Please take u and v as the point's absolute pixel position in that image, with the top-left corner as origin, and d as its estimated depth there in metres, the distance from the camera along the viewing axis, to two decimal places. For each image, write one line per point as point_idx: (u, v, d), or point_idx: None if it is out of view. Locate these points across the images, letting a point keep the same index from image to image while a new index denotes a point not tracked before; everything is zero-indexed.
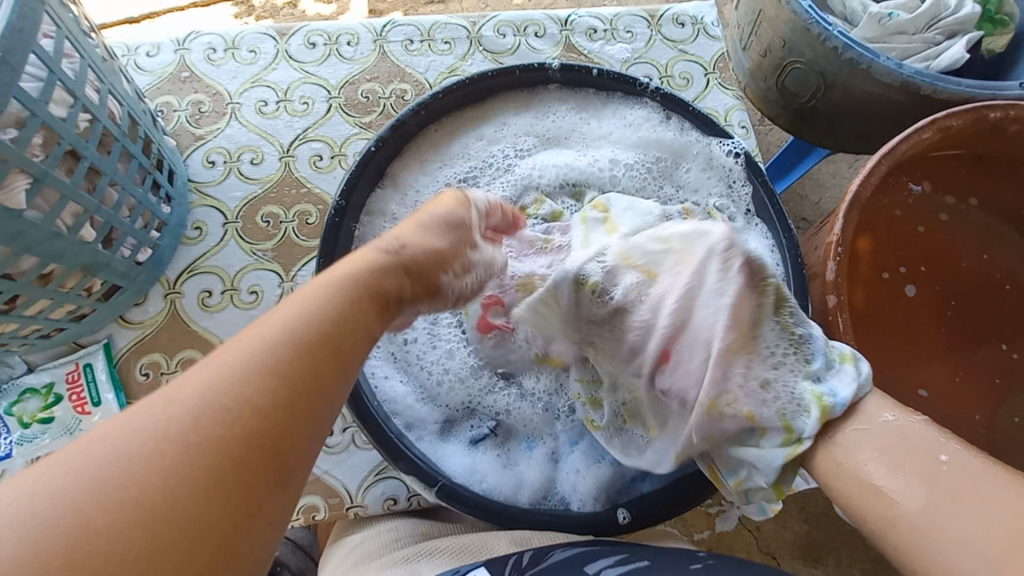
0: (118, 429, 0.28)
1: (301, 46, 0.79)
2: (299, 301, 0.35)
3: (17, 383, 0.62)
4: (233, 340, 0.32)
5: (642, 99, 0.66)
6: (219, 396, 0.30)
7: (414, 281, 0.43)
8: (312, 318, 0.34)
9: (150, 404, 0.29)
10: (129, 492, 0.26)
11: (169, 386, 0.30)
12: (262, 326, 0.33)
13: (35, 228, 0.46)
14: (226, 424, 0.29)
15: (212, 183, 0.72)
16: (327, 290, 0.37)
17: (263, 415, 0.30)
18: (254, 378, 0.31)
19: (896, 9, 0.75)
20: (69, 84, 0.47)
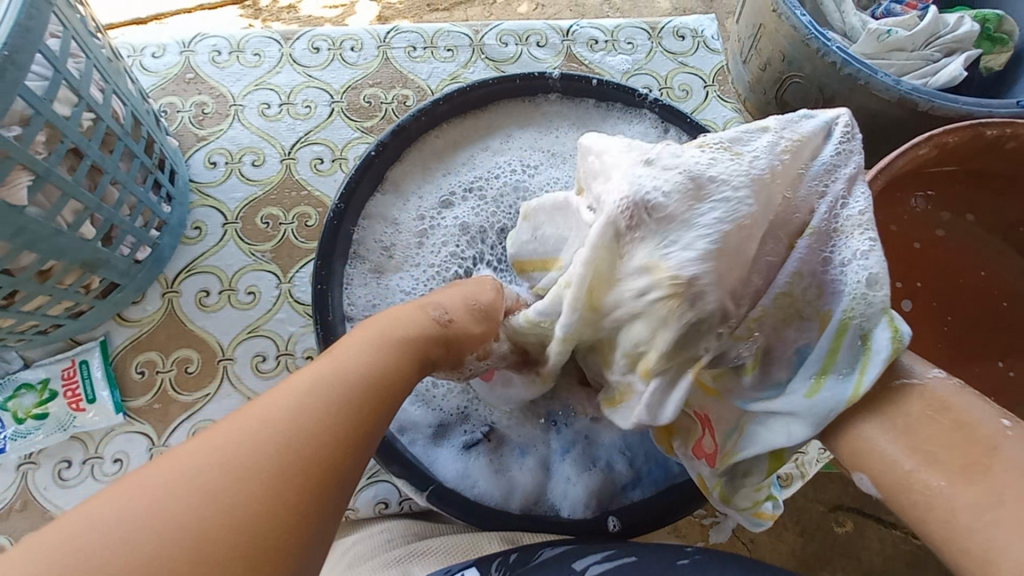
0: (196, 449, 0.31)
1: (306, 50, 0.80)
2: (359, 347, 0.39)
3: (12, 378, 0.63)
4: (302, 374, 0.36)
5: (641, 111, 0.67)
6: (271, 432, 0.32)
7: (452, 352, 0.46)
8: (358, 372, 0.37)
9: (225, 428, 0.32)
10: (184, 513, 0.28)
11: (243, 413, 0.33)
12: (328, 363, 0.37)
13: (35, 225, 0.47)
14: (288, 448, 0.32)
15: (213, 183, 0.72)
16: (384, 337, 0.41)
17: (308, 454, 0.32)
18: (317, 407, 0.34)
19: (894, 26, 0.76)
20: (75, 83, 0.47)
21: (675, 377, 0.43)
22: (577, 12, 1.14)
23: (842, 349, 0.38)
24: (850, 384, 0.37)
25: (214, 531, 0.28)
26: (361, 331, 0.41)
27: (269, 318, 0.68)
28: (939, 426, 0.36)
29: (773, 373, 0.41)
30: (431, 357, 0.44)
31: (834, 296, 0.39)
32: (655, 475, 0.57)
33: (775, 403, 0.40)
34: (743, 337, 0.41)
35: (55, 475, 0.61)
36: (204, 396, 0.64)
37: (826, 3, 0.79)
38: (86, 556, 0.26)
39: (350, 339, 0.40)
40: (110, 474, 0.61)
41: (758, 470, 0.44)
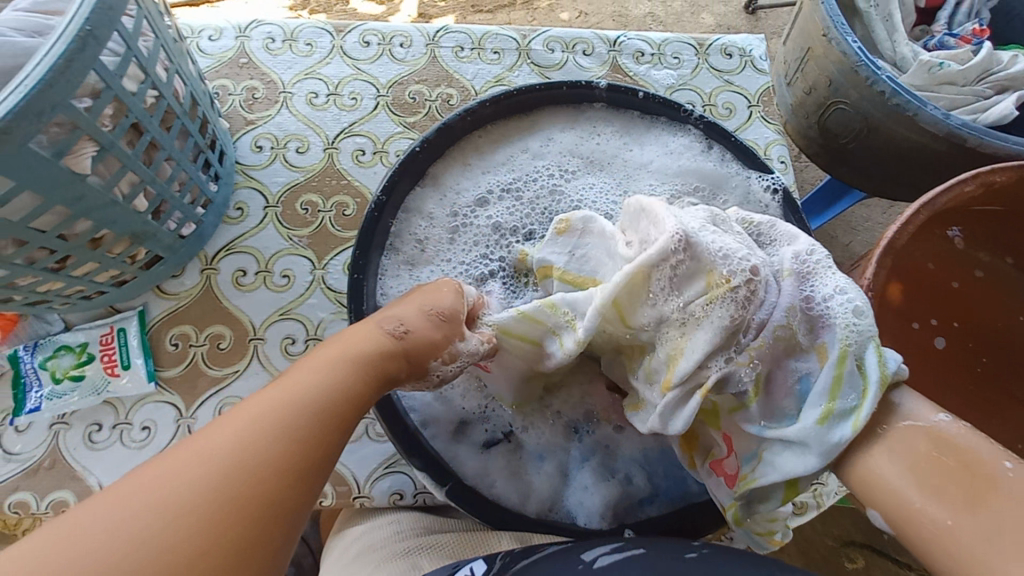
0: (171, 465, 0.33)
1: (357, 44, 0.81)
2: (331, 365, 0.41)
3: (53, 339, 0.65)
4: (277, 390, 0.38)
5: (685, 126, 0.67)
6: (242, 447, 0.34)
7: (410, 366, 0.46)
8: (329, 389, 0.39)
9: (201, 442, 0.34)
10: (159, 526, 0.30)
11: (219, 428, 0.35)
12: (303, 381, 0.39)
13: (93, 194, 0.48)
14: (259, 465, 0.34)
15: (257, 166, 0.74)
16: (357, 356, 0.42)
17: (276, 468, 0.34)
18: (288, 426, 0.36)
19: (947, 59, 0.75)
20: (143, 61, 0.49)
21: (687, 395, 0.44)
22: (620, 23, 1.14)
23: (844, 378, 0.40)
24: (849, 417, 0.40)
25: (186, 542, 0.30)
26: (336, 348, 0.43)
27: (301, 303, 0.69)
28: (942, 466, 0.37)
29: (777, 403, 0.43)
30: (392, 376, 0.44)
31: (826, 329, 0.42)
32: (672, 492, 0.57)
33: (788, 432, 0.41)
34: (746, 361, 0.41)
35: (86, 437, 0.63)
36: (233, 372, 0.66)
37: (878, 31, 0.78)
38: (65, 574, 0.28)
39: (324, 356, 0.42)
40: (138, 441, 0.63)
41: (773, 497, 0.45)
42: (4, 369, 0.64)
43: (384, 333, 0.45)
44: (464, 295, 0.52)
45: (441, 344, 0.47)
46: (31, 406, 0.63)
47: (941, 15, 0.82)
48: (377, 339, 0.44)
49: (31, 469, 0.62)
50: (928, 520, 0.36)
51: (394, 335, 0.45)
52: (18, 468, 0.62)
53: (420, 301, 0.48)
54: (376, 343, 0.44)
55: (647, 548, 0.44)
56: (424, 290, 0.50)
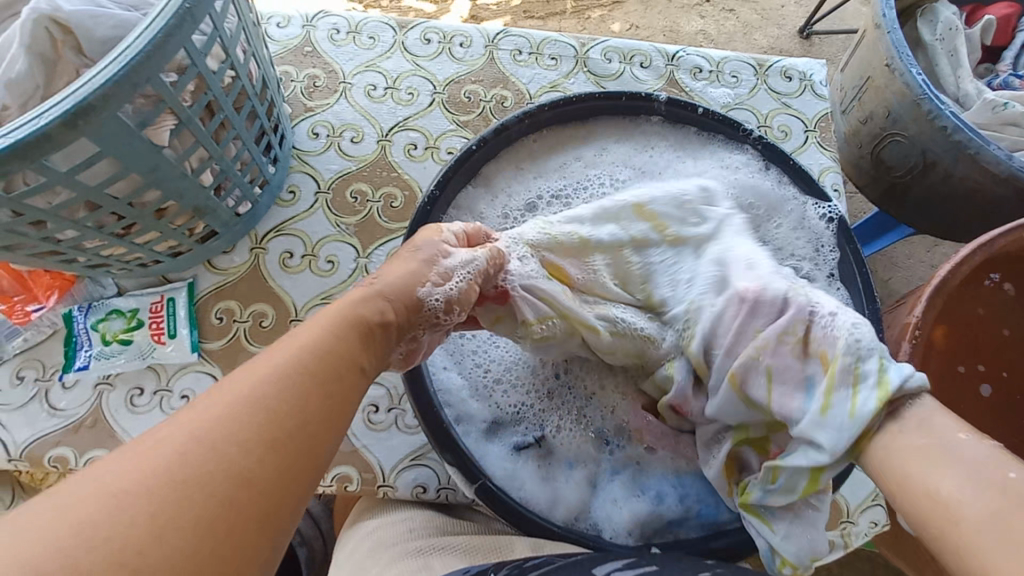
0: (175, 432, 0.32)
1: (418, 41, 0.83)
2: (327, 328, 0.42)
3: (106, 302, 0.67)
4: (275, 356, 0.38)
5: (743, 146, 0.66)
6: (221, 415, 0.34)
7: (398, 313, 0.47)
8: (328, 355, 0.40)
9: (203, 409, 0.34)
10: (133, 495, 0.29)
11: (219, 394, 0.35)
12: (301, 346, 0.39)
13: (167, 166, 0.50)
14: (265, 429, 0.34)
15: (313, 152, 0.76)
16: (349, 315, 0.43)
17: (281, 432, 0.35)
18: (291, 391, 0.37)
19: (1013, 100, 0.72)
20: (227, 42, 0.51)
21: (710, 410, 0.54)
22: (671, 38, 1.14)
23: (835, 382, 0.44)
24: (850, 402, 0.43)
25: (196, 503, 0.30)
26: (328, 312, 0.43)
27: (343, 289, 0.70)
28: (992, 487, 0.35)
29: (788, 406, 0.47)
30: (380, 334, 0.45)
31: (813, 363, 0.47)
32: (702, 515, 0.56)
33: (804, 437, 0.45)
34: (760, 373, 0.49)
35: (127, 400, 0.65)
36: None
37: (942, 64, 0.77)
38: (72, 540, 0.27)
39: (318, 320, 0.42)
40: (176, 408, 0.65)
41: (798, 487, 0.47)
42: (58, 326, 0.67)
43: (367, 298, 0.45)
44: (453, 232, 0.53)
45: (427, 270, 0.49)
46: (79, 364, 0.66)
47: (1008, 54, 0.79)
48: (354, 298, 0.45)
49: (73, 426, 0.64)
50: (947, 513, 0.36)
51: (378, 297, 0.46)
52: (60, 423, 0.64)
53: (403, 264, 0.49)
54: (359, 306, 0.44)
55: (658, 567, 0.44)
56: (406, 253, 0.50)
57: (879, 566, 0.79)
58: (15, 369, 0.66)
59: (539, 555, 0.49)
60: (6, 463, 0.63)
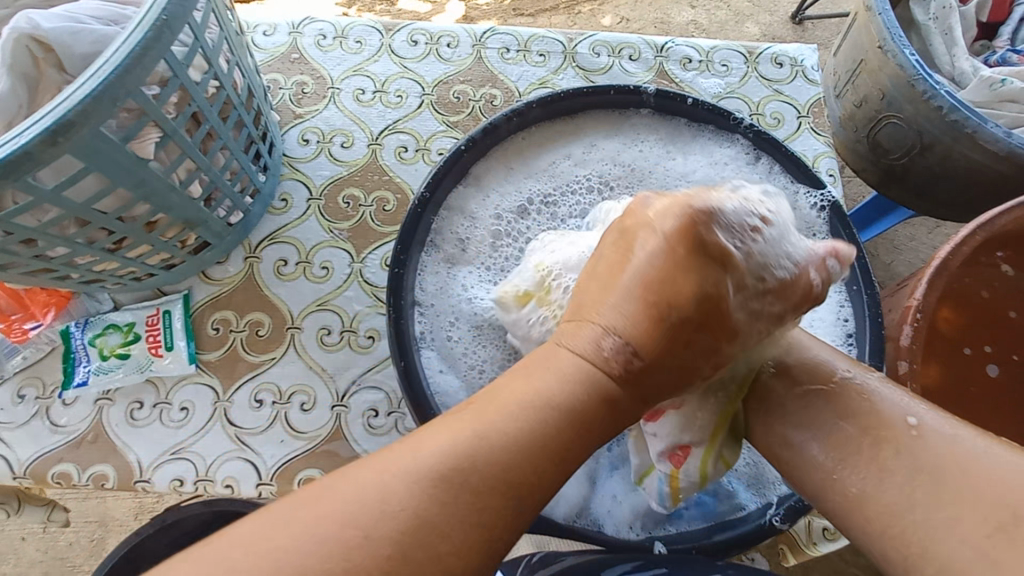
0: (387, 484, 0.31)
1: (404, 43, 0.82)
2: (551, 394, 0.35)
3: (102, 317, 0.67)
4: (492, 430, 0.34)
5: (733, 135, 0.66)
6: (432, 511, 0.31)
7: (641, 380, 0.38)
8: (543, 439, 0.34)
9: (420, 467, 0.32)
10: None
11: (437, 451, 0.32)
12: (528, 426, 0.34)
13: (155, 178, 0.50)
14: (469, 519, 0.31)
15: (304, 159, 0.76)
16: (576, 383, 0.36)
17: (471, 535, 0.31)
18: (500, 486, 0.32)
19: (1011, 76, 0.71)
20: (209, 53, 0.51)
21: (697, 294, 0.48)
22: (662, 29, 1.13)
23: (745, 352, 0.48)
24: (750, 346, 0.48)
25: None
26: (555, 366, 0.37)
27: (338, 294, 0.70)
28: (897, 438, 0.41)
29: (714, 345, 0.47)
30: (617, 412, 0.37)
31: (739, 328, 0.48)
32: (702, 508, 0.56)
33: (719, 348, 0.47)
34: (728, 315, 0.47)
35: (127, 414, 0.65)
36: (270, 359, 0.67)
37: (936, 44, 0.76)
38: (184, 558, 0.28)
39: (547, 377, 0.36)
40: (176, 421, 0.65)
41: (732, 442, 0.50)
42: (56, 343, 0.67)
43: (632, 360, 0.38)
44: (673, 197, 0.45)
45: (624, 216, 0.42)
46: (79, 380, 0.66)
47: (1004, 30, 0.78)
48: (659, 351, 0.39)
49: (75, 442, 0.64)
50: (838, 485, 0.41)
51: (643, 352, 0.38)
52: (63, 439, 0.64)
53: (642, 292, 0.39)
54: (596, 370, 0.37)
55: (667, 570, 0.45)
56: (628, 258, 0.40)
57: None
58: (16, 388, 0.66)
59: (543, 553, 0.51)
60: (12, 481, 0.64)
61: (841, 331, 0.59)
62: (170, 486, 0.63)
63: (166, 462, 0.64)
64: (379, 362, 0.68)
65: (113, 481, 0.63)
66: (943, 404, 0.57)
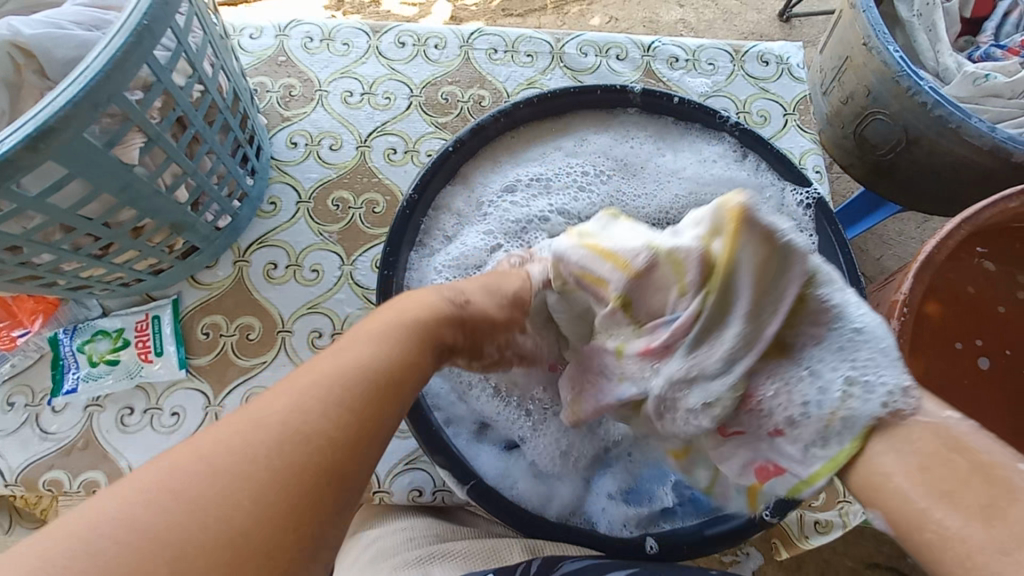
0: (210, 452, 0.31)
1: (392, 44, 0.82)
2: (377, 340, 0.40)
3: (91, 324, 0.67)
4: (316, 371, 0.36)
5: (720, 133, 0.66)
6: (271, 455, 0.31)
7: (471, 331, 0.48)
8: (373, 363, 0.38)
9: (248, 422, 0.32)
10: (215, 503, 0.29)
11: (262, 404, 0.34)
12: (356, 359, 0.38)
13: (140, 183, 0.50)
14: (308, 437, 0.32)
15: (292, 162, 0.75)
16: (400, 334, 0.42)
17: (318, 442, 0.33)
18: (335, 407, 0.34)
19: (994, 71, 0.72)
20: (192, 56, 0.51)
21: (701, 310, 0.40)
22: (651, 29, 1.14)
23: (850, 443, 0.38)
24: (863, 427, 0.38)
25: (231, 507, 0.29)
26: (379, 320, 0.42)
27: (329, 297, 0.70)
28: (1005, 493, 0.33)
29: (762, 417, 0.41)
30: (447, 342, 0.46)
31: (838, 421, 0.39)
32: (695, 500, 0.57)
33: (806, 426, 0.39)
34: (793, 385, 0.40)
35: (118, 420, 0.65)
36: (261, 363, 0.67)
37: (921, 40, 0.76)
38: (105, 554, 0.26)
39: (375, 326, 0.42)
40: (167, 426, 0.65)
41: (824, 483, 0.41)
42: (45, 350, 0.66)
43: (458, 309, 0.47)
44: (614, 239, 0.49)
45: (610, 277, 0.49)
46: (68, 387, 0.65)
47: (987, 26, 0.79)
48: (424, 312, 0.45)
49: (65, 449, 0.64)
50: (932, 524, 0.34)
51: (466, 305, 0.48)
52: (53, 446, 0.64)
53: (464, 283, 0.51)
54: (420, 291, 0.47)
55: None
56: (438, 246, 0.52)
57: (883, 544, 0.79)
58: (5, 396, 0.65)
59: (537, 557, 0.50)
60: (3, 489, 0.63)
61: None
62: None
63: None
64: None
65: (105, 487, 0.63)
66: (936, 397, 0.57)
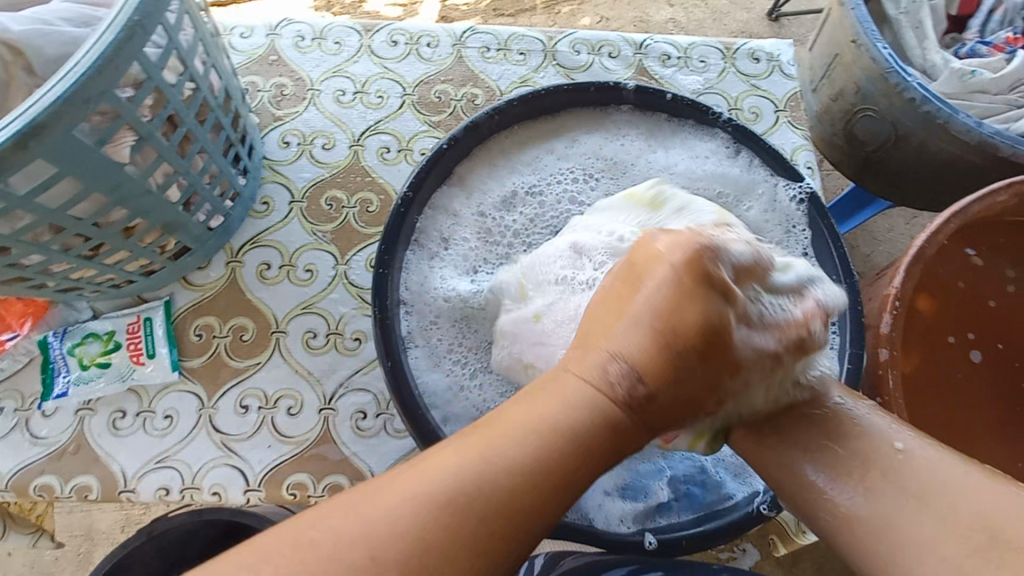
0: (335, 532, 0.28)
1: (384, 43, 0.82)
2: (538, 442, 0.32)
3: (81, 326, 0.66)
4: (452, 469, 0.30)
5: (713, 130, 0.67)
6: (387, 556, 0.28)
7: (654, 413, 0.34)
8: (525, 474, 0.30)
9: (378, 509, 0.29)
10: (400, 556, 0.28)
11: (398, 489, 0.30)
12: (506, 464, 0.31)
13: (131, 182, 0.49)
14: (433, 555, 0.28)
15: (285, 162, 0.75)
16: (574, 434, 0.32)
17: (431, 564, 0.28)
18: (462, 526, 0.29)
19: (980, 68, 0.73)
20: (183, 54, 0.50)
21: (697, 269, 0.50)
22: (642, 28, 1.14)
23: None
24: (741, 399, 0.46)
25: None
26: (567, 403, 0.33)
27: (323, 297, 0.70)
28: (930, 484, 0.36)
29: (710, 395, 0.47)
30: (622, 431, 0.34)
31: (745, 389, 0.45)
32: (691, 495, 0.57)
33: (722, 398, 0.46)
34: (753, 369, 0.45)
35: (110, 423, 0.64)
36: (255, 364, 0.67)
37: (908, 37, 0.77)
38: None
39: (553, 411, 0.33)
40: (160, 429, 0.64)
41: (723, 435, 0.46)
42: (34, 354, 0.65)
43: (637, 385, 0.34)
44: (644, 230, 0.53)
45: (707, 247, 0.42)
46: (58, 392, 0.64)
47: (973, 23, 0.80)
48: (595, 387, 0.34)
49: (56, 454, 0.63)
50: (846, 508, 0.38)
51: (649, 379, 0.34)
52: (43, 451, 0.63)
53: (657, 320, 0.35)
54: (685, 275, 0.35)
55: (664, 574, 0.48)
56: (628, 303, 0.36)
57: None
58: None
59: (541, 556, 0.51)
60: None
61: None
62: (156, 496, 0.62)
63: (151, 471, 0.63)
64: (366, 363, 0.67)
65: (97, 492, 0.62)
66: (928, 391, 0.58)
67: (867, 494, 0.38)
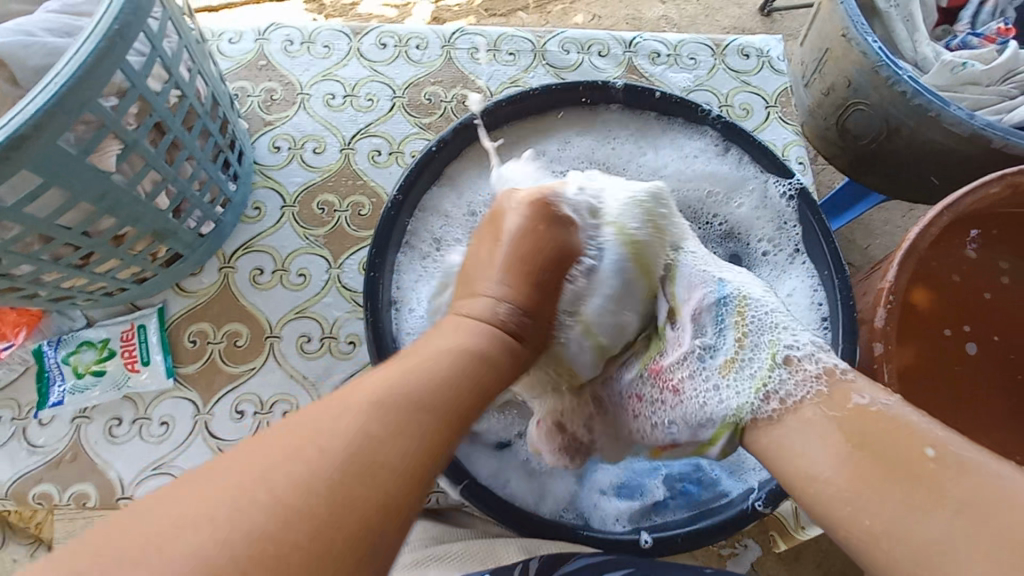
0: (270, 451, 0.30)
1: (374, 46, 0.82)
2: (436, 359, 0.38)
3: (75, 335, 0.66)
4: (366, 389, 0.35)
5: (702, 127, 0.66)
6: (317, 462, 0.30)
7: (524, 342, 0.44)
8: (425, 383, 0.36)
9: (304, 423, 0.32)
10: (331, 472, 0.30)
11: (325, 407, 0.33)
12: (402, 376, 0.36)
13: (119, 191, 0.50)
14: (352, 452, 0.31)
15: (276, 167, 0.75)
16: (459, 354, 0.39)
17: (360, 456, 0.31)
18: (379, 427, 0.32)
19: (970, 59, 0.73)
20: (168, 62, 0.50)
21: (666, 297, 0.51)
22: (633, 26, 1.14)
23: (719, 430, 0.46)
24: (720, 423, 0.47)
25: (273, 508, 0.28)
26: (456, 338, 0.40)
27: (317, 301, 0.70)
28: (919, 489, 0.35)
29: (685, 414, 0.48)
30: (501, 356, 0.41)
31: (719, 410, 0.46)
32: (687, 492, 0.57)
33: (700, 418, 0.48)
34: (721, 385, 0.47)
35: (106, 431, 0.64)
36: (250, 369, 0.67)
37: (898, 30, 0.76)
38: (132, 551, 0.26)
39: (440, 341, 0.40)
40: (156, 436, 0.64)
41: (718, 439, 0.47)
42: (29, 363, 0.66)
43: (520, 316, 0.45)
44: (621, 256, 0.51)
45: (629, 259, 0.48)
46: (54, 400, 0.65)
47: (963, 14, 0.80)
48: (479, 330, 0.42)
49: (53, 462, 0.63)
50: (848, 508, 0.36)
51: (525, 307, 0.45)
52: (40, 460, 0.63)
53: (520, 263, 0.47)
54: (534, 217, 0.49)
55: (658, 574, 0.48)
56: (502, 231, 0.49)
57: None
58: None
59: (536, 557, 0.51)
60: None
61: (816, 316, 0.60)
62: None
63: (148, 478, 0.63)
64: (360, 367, 0.67)
65: (95, 500, 0.62)
66: (923, 384, 0.58)
67: (878, 488, 0.36)
